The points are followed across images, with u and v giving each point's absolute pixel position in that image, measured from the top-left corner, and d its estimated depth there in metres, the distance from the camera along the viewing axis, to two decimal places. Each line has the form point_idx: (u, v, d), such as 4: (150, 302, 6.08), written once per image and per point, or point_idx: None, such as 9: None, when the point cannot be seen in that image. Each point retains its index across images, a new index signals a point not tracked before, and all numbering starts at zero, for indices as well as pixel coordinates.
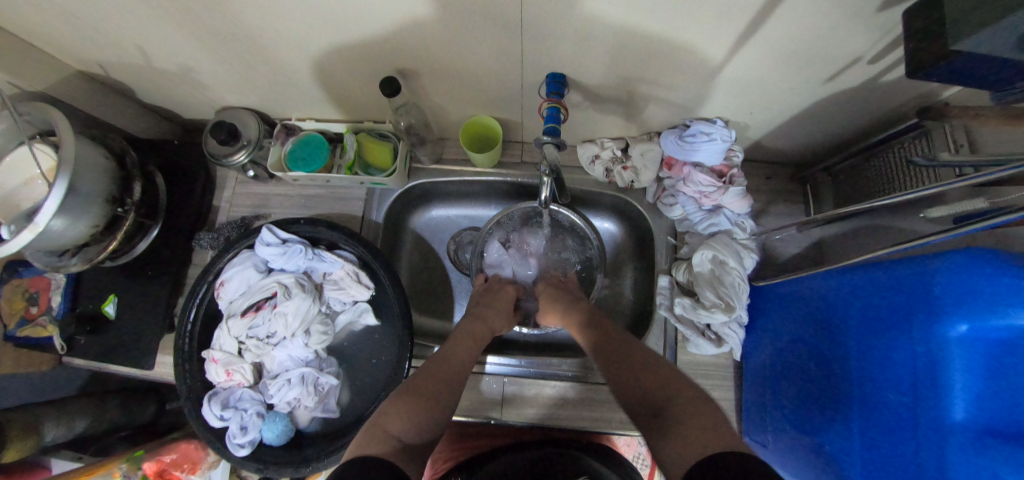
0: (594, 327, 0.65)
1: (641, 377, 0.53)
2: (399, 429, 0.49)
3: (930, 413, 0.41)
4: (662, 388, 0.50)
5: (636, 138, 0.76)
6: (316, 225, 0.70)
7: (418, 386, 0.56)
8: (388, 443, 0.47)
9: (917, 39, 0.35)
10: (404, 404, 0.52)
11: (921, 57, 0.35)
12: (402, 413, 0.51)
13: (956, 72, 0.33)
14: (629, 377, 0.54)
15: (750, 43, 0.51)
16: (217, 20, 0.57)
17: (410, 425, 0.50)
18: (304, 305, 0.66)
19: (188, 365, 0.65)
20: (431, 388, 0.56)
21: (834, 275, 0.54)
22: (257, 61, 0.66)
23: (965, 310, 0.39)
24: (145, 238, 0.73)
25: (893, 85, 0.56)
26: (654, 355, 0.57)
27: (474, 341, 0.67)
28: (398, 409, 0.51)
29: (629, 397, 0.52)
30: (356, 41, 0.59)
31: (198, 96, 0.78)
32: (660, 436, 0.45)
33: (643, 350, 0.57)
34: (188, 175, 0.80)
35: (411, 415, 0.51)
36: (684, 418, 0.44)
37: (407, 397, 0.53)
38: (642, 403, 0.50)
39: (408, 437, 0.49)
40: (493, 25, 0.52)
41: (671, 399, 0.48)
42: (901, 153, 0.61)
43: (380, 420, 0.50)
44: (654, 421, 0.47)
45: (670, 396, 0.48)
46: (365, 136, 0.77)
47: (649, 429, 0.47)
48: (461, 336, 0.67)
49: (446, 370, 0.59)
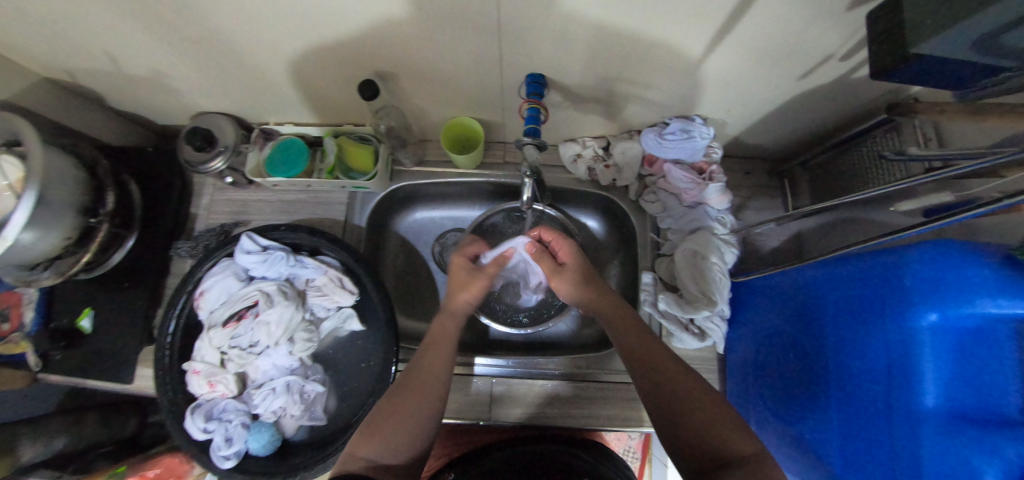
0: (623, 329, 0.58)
1: (707, 419, 0.46)
2: (370, 451, 0.51)
3: (904, 401, 0.42)
4: (732, 441, 0.44)
5: (617, 137, 0.77)
6: (297, 231, 0.69)
7: (389, 406, 0.55)
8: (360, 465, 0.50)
9: (880, 39, 0.36)
10: (378, 425, 0.53)
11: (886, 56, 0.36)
12: (375, 434, 0.52)
13: (920, 71, 0.34)
14: (688, 417, 0.47)
15: (725, 42, 0.52)
16: (188, 24, 0.56)
17: (386, 445, 0.52)
18: (287, 312, 0.65)
19: (168, 378, 0.64)
20: (406, 405, 0.55)
21: (813, 268, 0.55)
22: (231, 65, 0.65)
23: (935, 299, 0.40)
24: (120, 249, 0.72)
25: (863, 81, 0.58)
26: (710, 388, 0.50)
27: (445, 337, 0.63)
28: (370, 431, 0.53)
29: (686, 438, 0.46)
30: (332, 44, 0.58)
31: (171, 102, 0.76)
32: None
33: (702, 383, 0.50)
34: (163, 182, 0.78)
35: (385, 435, 0.52)
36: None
37: (382, 418, 0.53)
38: (704, 452, 0.44)
39: (382, 457, 0.51)
40: (470, 26, 0.52)
41: (744, 461, 0.42)
42: (873, 147, 0.62)
43: (353, 447, 0.52)
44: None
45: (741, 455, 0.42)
46: (345, 140, 0.76)
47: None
48: (441, 332, 0.63)
49: (421, 383, 0.57)
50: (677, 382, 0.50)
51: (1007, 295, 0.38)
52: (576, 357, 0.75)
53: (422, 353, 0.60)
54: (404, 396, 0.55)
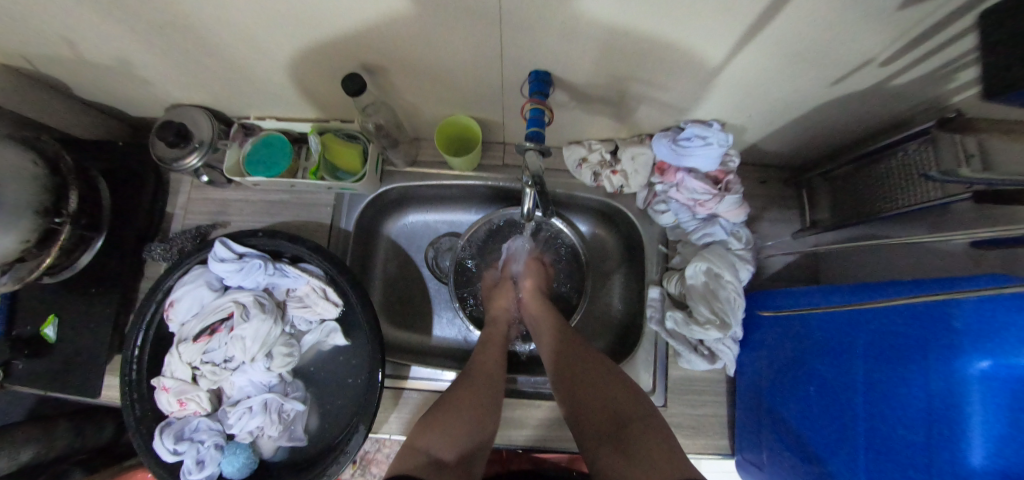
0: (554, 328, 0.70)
1: (609, 393, 0.58)
2: (428, 443, 0.56)
3: (944, 457, 0.37)
4: (628, 406, 0.56)
5: (627, 140, 0.71)
6: (277, 238, 0.63)
7: (444, 408, 0.60)
8: (420, 459, 0.53)
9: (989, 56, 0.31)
10: (435, 422, 0.58)
11: (995, 75, 0.29)
12: (432, 430, 0.57)
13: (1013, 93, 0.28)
14: (594, 394, 0.58)
15: (753, 43, 0.46)
16: (148, 9, 0.49)
17: (443, 439, 0.56)
18: (263, 327, 0.60)
19: (136, 394, 0.59)
20: (461, 403, 0.60)
21: (839, 295, 0.50)
22: (203, 55, 0.59)
23: (987, 344, 0.36)
24: (87, 250, 0.67)
25: (904, 88, 0.51)
26: (613, 369, 0.62)
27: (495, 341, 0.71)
28: (427, 426, 0.58)
29: (591, 412, 0.57)
30: (312, 34, 0.52)
31: (141, 92, 0.69)
32: (617, 455, 0.51)
33: (607, 365, 0.62)
34: (136, 179, 0.73)
35: (443, 431, 0.57)
36: (644, 442, 0.51)
37: (440, 416, 0.59)
38: (605, 420, 0.55)
39: (437, 450, 0.55)
40: (466, 17, 0.46)
41: (634, 420, 0.54)
42: (903, 161, 0.55)
43: (412, 441, 0.56)
44: (613, 440, 0.53)
45: (634, 419, 0.54)
46: (331, 138, 0.70)
47: (608, 446, 0.52)
48: (493, 339, 0.71)
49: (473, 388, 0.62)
50: (589, 365, 0.62)
51: None
52: None
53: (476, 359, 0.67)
54: (459, 394, 0.61)
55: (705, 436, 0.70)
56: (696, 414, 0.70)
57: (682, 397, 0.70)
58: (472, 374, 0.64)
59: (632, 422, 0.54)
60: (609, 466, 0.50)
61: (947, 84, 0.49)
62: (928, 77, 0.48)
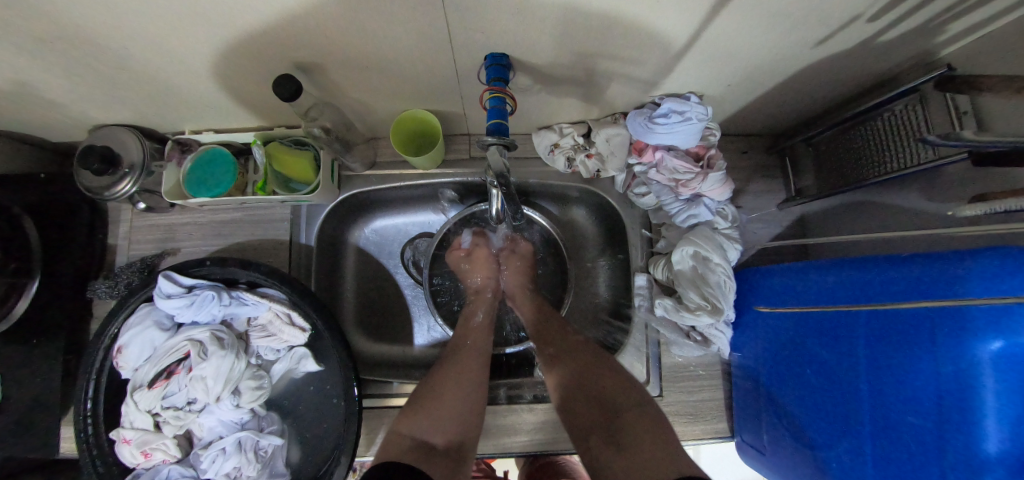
0: (539, 309, 0.69)
1: (598, 376, 0.57)
2: (414, 428, 0.54)
3: (958, 446, 0.35)
4: (623, 399, 0.54)
5: (599, 121, 0.65)
6: (226, 266, 0.57)
7: (429, 397, 0.57)
8: (406, 444, 0.52)
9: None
10: (423, 407, 0.56)
11: None
12: (419, 415, 0.55)
13: None
14: (580, 377, 0.57)
15: (728, 9, 0.40)
16: (26, 24, 0.42)
17: (428, 426, 0.54)
18: (225, 364, 0.55)
19: (96, 450, 0.55)
20: (446, 391, 0.58)
21: (833, 272, 0.47)
22: (110, 70, 0.51)
23: (1001, 324, 0.33)
24: (23, 297, 0.60)
25: (894, 43, 0.47)
26: (600, 351, 0.61)
27: (475, 320, 0.68)
28: (414, 410, 0.56)
29: (578, 397, 0.56)
30: (230, 36, 0.45)
31: (54, 117, 0.62)
32: (610, 449, 0.49)
33: (590, 346, 0.61)
34: (67, 214, 0.66)
35: (429, 416, 0.55)
36: (636, 435, 0.50)
37: (426, 400, 0.57)
38: (593, 404, 0.54)
39: (423, 434, 0.53)
40: (400, 1, 0.39)
41: (625, 410, 0.53)
42: (891, 122, 0.51)
43: (399, 428, 0.54)
44: (602, 430, 0.52)
45: (625, 405, 0.53)
46: (276, 147, 0.63)
47: (597, 434, 0.52)
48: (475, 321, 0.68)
49: (455, 376, 0.59)
50: (568, 351, 0.61)
51: None
52: None
53: (459, 342, 0.64)
54: (445, 381, 0.59)
55: (703, 421, 0.68)
56: (694, 400, 0.68)
57: (676, 384, 0.68)
58: (455, 357, 0.62)
59: (629, 414, 0.52)
60: (603, 461, 0.49)
61: (937, 36, 0.45)
62: (918, 29, 0.44)
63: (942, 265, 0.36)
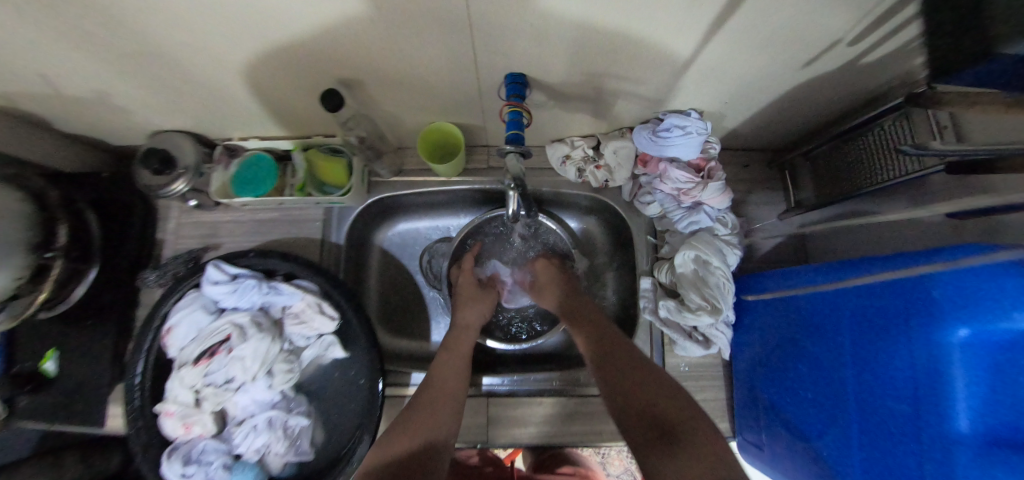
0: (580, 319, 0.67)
1: (652, 387, 0.53)
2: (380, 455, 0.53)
3: (933, 427, 0.38)
4: (673, 408, 0.50)
5: (608, 135, 0.71)
6: (268, 258, 0.64)
7: (420, 411, 0.58)
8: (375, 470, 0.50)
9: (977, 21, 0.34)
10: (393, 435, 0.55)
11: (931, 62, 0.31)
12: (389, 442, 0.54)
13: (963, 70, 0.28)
14: (631, 387, 0.54)
15: (721, 33, 0.46)
16: (120, 39, 0.50)
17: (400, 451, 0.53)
18: (262, 346, 0.60)
19: (142, 422, 0.60)
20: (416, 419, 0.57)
21: (822, 274, 0.51)
22: (179, 81, 0.59)
23: (966, 313, 0.36)
24: (81, 283, 0.67)
25: (876, 65, 0.52)
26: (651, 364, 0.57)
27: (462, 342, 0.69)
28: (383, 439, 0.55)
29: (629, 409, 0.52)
30: (289, 53, 0.53)
31: (122, 122, 0.70)
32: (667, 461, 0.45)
33: (643, 358, 0.58)
34: (123, 209, 0.73)
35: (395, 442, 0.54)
36: (695, 447, 0.45)
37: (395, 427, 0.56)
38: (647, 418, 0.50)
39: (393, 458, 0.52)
40: (437, 24, 0.46)
41: (682, 423, 0.48)
42: (879, 136, 0.56)
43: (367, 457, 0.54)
44: (660, 444, 0.47)
45: (683, 420, 0.49)
46: (315, 154, 0.71)
47: (654, 448, 0.47)
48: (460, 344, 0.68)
49: (440, 390, 0.61)
50: (615, 358, 0.58)
51: None
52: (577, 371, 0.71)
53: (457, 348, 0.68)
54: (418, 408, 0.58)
55: None
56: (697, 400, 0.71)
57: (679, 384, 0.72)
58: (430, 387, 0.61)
59: (683, 426, 0.48)
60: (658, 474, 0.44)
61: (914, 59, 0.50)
62: (896, 53, 0.49)
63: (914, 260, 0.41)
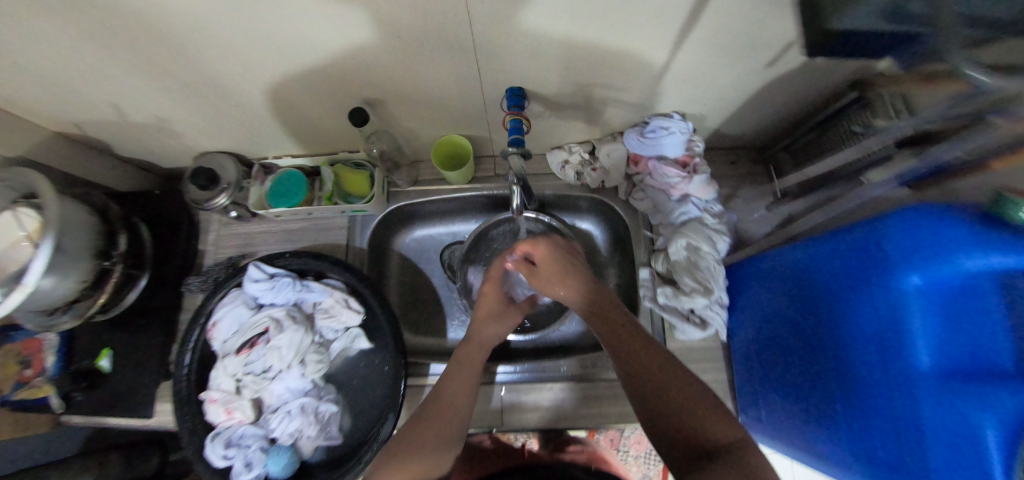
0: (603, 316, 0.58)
1: (692, 404, 0.47)
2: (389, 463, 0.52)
3: (898, 367, 0.42)
4: (714, 430, 0.45)
5: (602, 140, 0.79)
6: (302, 257, 0.72)
7: (431, 415, 0.58)
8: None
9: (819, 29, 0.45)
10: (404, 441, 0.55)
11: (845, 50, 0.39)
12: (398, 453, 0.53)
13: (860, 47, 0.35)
14: (669, 403, 0.48)
15: (686, 42, 0.55)
16: (183, 71, 0.60)
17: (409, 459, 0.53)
18: (297, 336, 0.67)
19: (187, 409, 0.66)
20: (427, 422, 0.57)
21: (802, 248, 0.56)
22: (227, 106, 0.69)
23: (915, 262, 0.42)
24: (134, 288, 0.74)
25: (829, 64, 0.60)
26: (689, 372, 0.51)
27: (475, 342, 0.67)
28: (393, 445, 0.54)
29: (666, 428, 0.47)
30: (321, 77, 0.62)
31: (174, 145, 0.80)
32: None
33: (682, 367, 0.51)
34: (171, 223, 0.82)
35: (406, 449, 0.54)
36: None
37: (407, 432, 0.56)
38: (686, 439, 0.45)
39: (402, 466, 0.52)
40: (445, 47, 0.55)
41: (726, 450, 0.43)
42: (848, 125, 0.65)
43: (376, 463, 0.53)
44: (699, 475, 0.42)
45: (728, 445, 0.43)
46: (342, 168, 0.80)
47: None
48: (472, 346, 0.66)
49: (447, 402, 0.59)
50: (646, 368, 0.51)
51: (982, 249, 0.40)
52: (585, 357, 0.76)
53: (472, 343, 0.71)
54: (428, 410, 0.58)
55: None
56: None
57: None
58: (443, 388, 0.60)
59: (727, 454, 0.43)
60: None
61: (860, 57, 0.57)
62: None
63: (871, 220, 0.46)
